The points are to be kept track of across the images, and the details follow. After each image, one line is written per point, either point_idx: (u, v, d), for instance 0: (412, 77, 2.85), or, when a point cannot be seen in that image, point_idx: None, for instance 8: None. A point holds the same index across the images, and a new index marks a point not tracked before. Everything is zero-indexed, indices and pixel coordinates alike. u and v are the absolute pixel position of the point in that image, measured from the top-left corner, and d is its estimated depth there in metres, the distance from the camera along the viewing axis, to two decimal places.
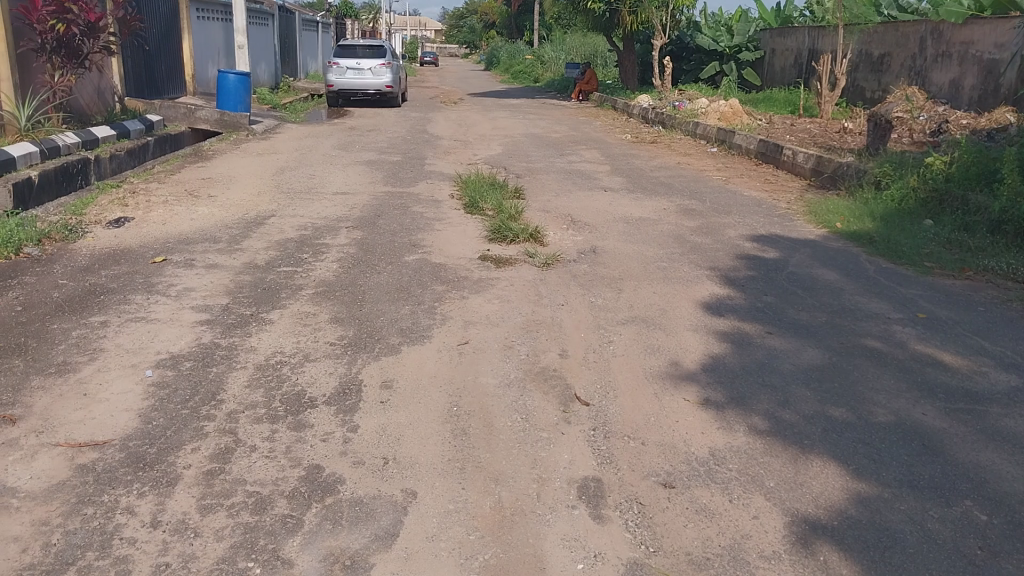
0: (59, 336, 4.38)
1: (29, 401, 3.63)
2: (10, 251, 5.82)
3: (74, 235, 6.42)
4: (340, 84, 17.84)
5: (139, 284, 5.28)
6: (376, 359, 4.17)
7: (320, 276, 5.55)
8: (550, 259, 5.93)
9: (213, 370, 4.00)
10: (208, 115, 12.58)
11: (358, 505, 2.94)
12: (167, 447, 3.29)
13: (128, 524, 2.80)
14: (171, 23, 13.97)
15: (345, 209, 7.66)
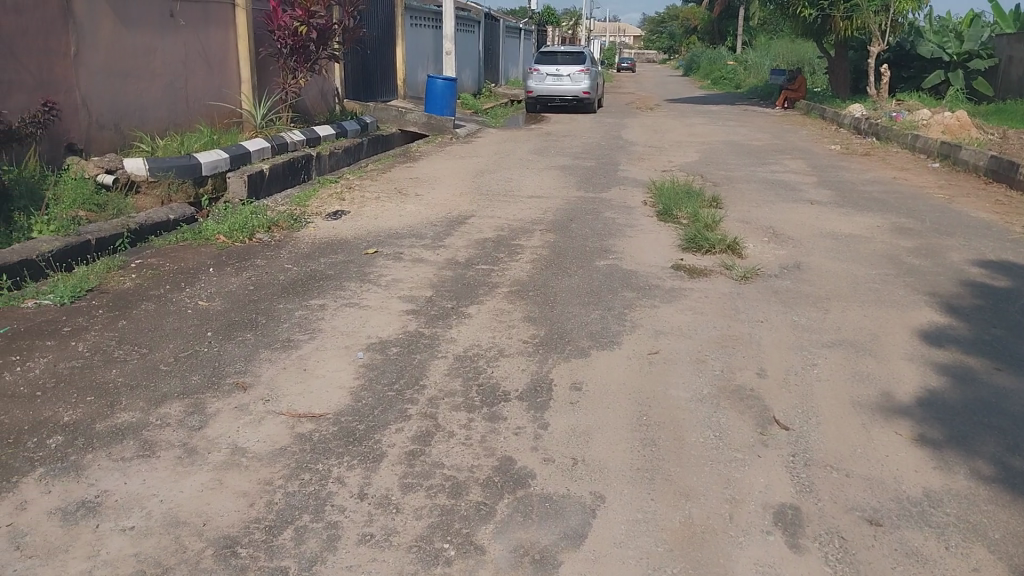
0: (285, 315, 4.82)
1: (259, 371, 4.03)
2: (245, 235, 6.47)
3: (298, 224, 7.02)
4: (540, 89, 18.23)
5: (353, 272, 5.68)
6: (567, 360, 4.23)
7: (515, 275, 5.71)
8: (750, 272, 5.73)
9: (417, 357, 4.23)
10: (417, 118, 13.28)
11: (548, 502, 2.99)
12: (374, 425, 3.52)
13: (339, 493, 3.03)
14: (388, 31, 14.96)
15: (540, 212, 7.82)
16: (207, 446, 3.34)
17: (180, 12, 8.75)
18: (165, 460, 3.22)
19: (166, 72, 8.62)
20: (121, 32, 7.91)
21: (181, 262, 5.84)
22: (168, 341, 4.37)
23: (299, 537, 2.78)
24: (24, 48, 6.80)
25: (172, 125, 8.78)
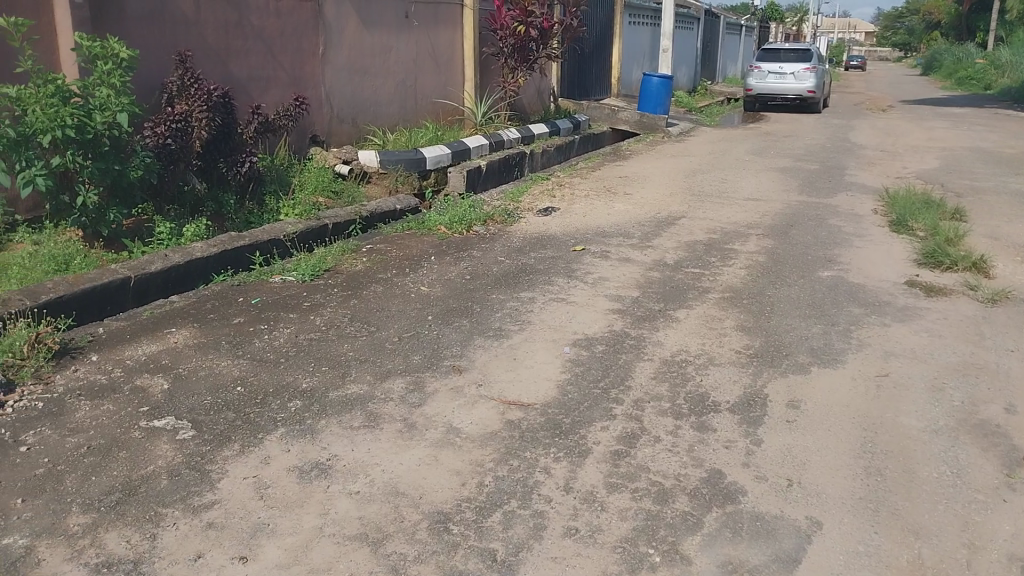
0: (497, 305, 4.99)
1: (471, 357, 4.21)
2: (463, 227, 6.78)
3: (511, 219, 7.23)
4: (760, 88, 17.39)
5: (562, 268, 5.77)
6: (783, 375, 4.02)
7: (728, 281, 5.52)
8: (998, 294, 5.14)
9: (624, 357, 4.21)
10: (629, 117, 13.22)
11: (759, 521, 2.86)
12: (580, 420, 3.56)
13: (546, 483, 3.09)
14: (606, 29, 15.01)
15: (756, 216, 7.50)
16: (424, 423, 3.53)
17: (415, 12, 9.31)
18: (387, 432, 3.45)
19: (398, 70, 9.21)
20: (363, 33, 8.55)
21: (406, 249, 6.22)
22: (391, 322, 4.67)
23: (507, 522, 2.86)
24: (281, 47, 7.55)
25: (401, 120, 9.38)
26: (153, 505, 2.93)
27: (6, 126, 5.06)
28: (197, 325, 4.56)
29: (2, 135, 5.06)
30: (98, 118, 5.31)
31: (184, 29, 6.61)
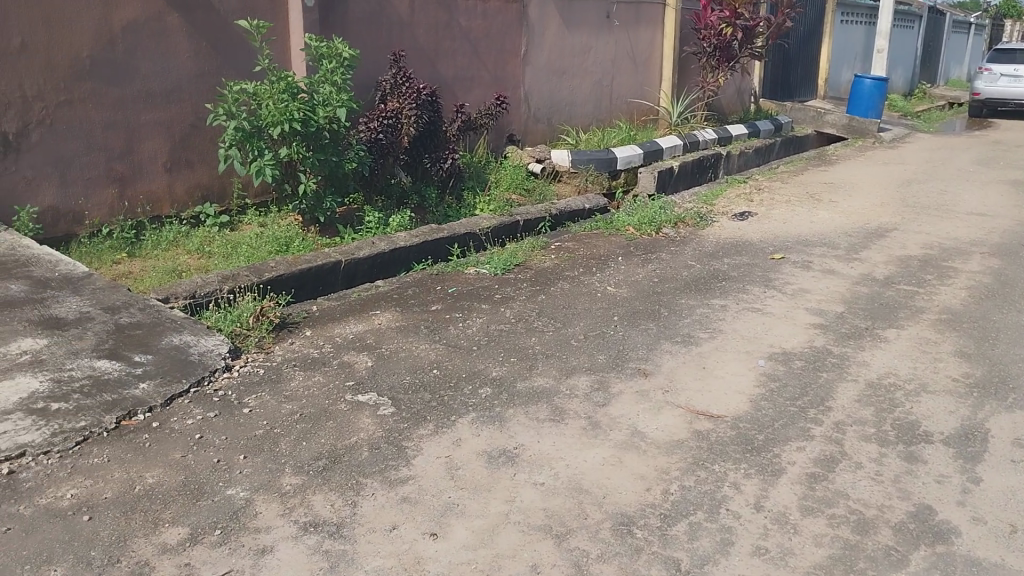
0: (687, 310, 4.88)
1: (660, 361, 4.15)
2: (653, 229, 6.69)
3: (704, 223, 7.04)
4: (989, 92, 15.79)
5: (757, 277, 5.54)
6: (1010, 410, 3.63)
7: (946, 302, 5.06)
8: None
9: (823, 376, 3.98)
10: (836, 120, 12.44)
11: (976, 567, 2.61)
12: (774, 437, 3.40)
13: (734, 498, 2.98)
14: (815, 28, 14.21)
15: (981, 231, 6.82)
16: (610, 423, 3.52)
17: (617, 13, 9.30)
18: (572, 428, 3.48)
19: (597, 70, 9.23)
20: (564, 33, 8.66)
21: (596, 248, 6.24)
22: (579, 320, 4.70)
23: (692, 533, 2.80)
24: (486, 47, 7.80)
25: (596, 120, 9.40)
26: (354, 474, 3.14)
27: (244, 119, 5.62)
28: (398, 309, 4.83)
29: (240, 126, 5.62)
30: (321, 113, 5.76)
31: (399, 30, 7.00)
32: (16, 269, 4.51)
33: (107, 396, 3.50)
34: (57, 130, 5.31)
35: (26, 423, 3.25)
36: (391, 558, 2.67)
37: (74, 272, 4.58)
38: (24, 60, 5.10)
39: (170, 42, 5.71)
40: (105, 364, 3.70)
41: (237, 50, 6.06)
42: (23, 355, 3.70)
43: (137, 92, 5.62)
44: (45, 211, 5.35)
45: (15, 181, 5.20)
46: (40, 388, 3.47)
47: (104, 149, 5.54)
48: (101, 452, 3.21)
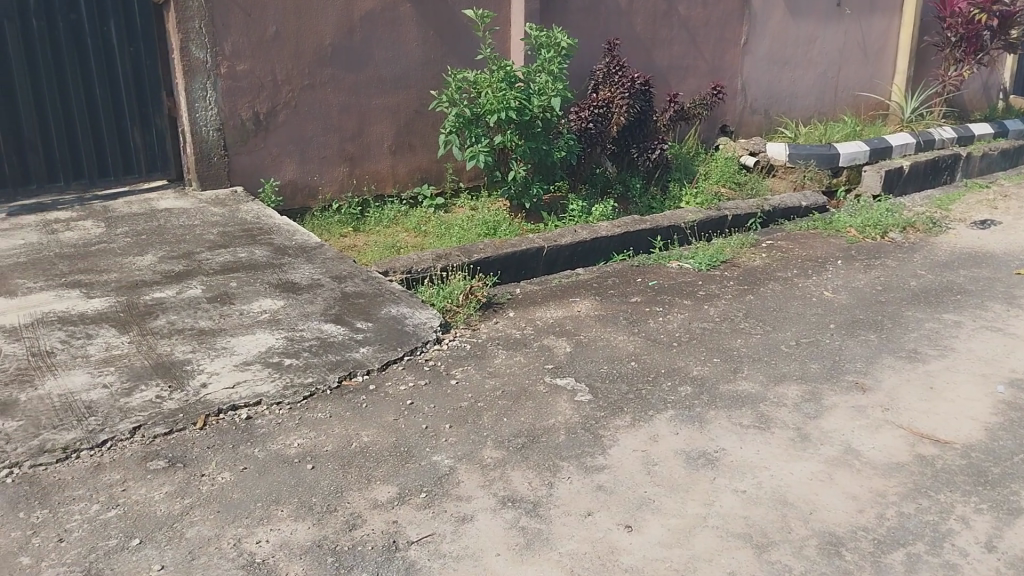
0: (913, 324, 4.49)
1: (880, 376, 3.85)
2: (877, 233, 6.20)
3: (937, 229, 6.42)
4: None
5: (999, 293, 4.99)
6: None
7: None
8: None
9: None
10: None
11: None
12: (1013, 473, 3.06)
13: (962, 534, 2.72)
14: None
15: None
16: (820, 437, 3.32)
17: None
18: (778, 437, 3.32)
19: (821, 61, 8.67)
20: (788, 22, 8.21)
21: (810, 250, 5.89)
22: (790, 324, 4.47)
23: (910, 564, 2.59)
24: (704, 36, 7.58)
25: (817, 114, 8.85)
26: (552, 455, 3.19)
27: (464, 106, 5.85)
28: (600, 298, 4.83)
29: (460, 113, 5.85)
30: (536, 102, 5.87)
31: (617, 19, 6.97)
32: (260, 236, 5.00)
33: (331, 357, 3.79)
34: (300, 112, 5.81)
35: (263, 374, 3.60)
36: (585, 544, 2.69)
37: (307, 243, 5.00)
38: (277, 48, 5.61)
39: (401, 30, 6.05)
40: (331, 328, 4.02)
41: (461, 37, 6.31)
42: (262, 314, 4.11)
43: (370, 78, 6.02)
44: (285, 185, 5.88)
45: (263, 157, 5.75)
46: (275, 345, 3.83)
47: (338, 130, 5.99)
48: (324, 408, 3.49)
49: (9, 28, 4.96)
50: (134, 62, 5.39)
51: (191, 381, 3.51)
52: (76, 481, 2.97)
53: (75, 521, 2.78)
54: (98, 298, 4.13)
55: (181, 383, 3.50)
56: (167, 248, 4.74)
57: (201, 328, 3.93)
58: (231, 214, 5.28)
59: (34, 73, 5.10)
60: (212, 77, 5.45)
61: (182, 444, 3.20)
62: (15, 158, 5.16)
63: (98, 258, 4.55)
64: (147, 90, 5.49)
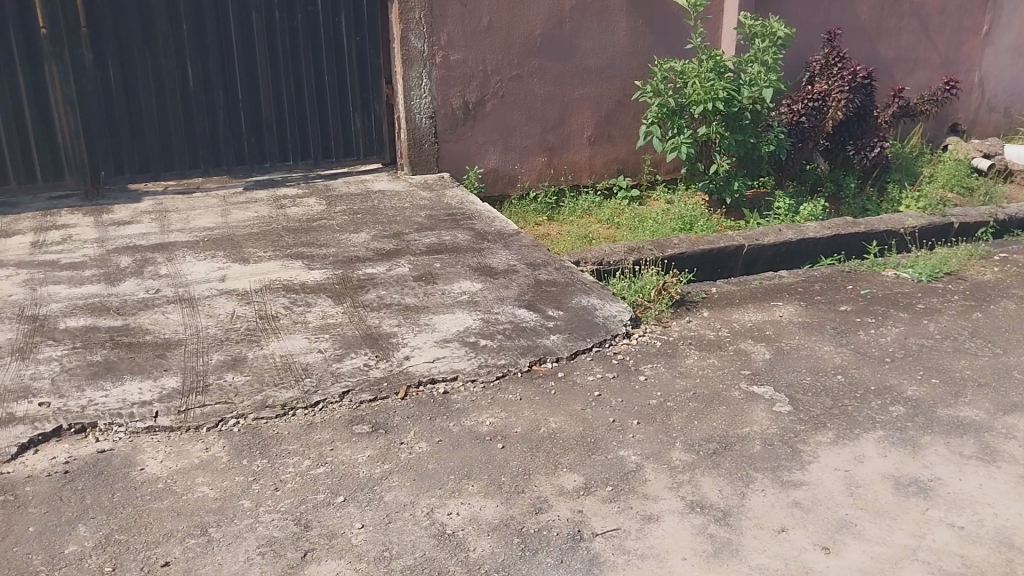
0: None
1: None
2: None
3: None
4: None
5: None
6: None
7: None
8: None
9: None
10: None
11: None
12: None
13: None
14: None
15: None
16: None
17: None
18: (1006, 473, 2.98)
19: None
20: None
21: None
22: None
23: None
24: (939, 26, 6.93)
25: None
26: (745, 465, 3.06)
27: (669, 97, 5.74)
28: (803, 304, 4.57)
29: (664, 104, 5.75)
30: (745, 93, 5.65)
31: (839, 7, 6.53)
32: (462, 221, 5.20)
33: (524, 342, 3.87)
34: (507, 101, 5.95)
35: (460, 352, 3.75)
36: (777, 560, 2.57)
37: (506, 229, 5.12)
38: (489, 38, 5.77)
39: (610, 20, 6.03)
40: (525, 313, 4.10)
41: (670, 27, 6.20)
42: (462, 295, 4.27)
43: (576, 68, 6.06)
44: (488, 172, 6.06)
45: (469, 145, 5.97)
46: (473, 326, 3.97)
47: (542, 120, 6.09)
48: (516, 390, 3.57)
49: (256, 19, 5.37)
50: (360, 51, 5.71)
51: (395, 353, 3.73)
52: (292, 437, 3.24)
53: (289, 473, 3.03)
54: (318, 270, 4.47)
55: (387, 354, 3.72)
56: (378, 228, 5.04)
57: (406, 305, 4.15)
58: (436, 198, 5.53)
59: (274, 60, 5.50)
60: (428, 66, 5.69)
61: (385, 411, 3.40)
62: (254, 138, 5.61)
63: (319, 234, 4.92)
64: (369, 80, 5.81)
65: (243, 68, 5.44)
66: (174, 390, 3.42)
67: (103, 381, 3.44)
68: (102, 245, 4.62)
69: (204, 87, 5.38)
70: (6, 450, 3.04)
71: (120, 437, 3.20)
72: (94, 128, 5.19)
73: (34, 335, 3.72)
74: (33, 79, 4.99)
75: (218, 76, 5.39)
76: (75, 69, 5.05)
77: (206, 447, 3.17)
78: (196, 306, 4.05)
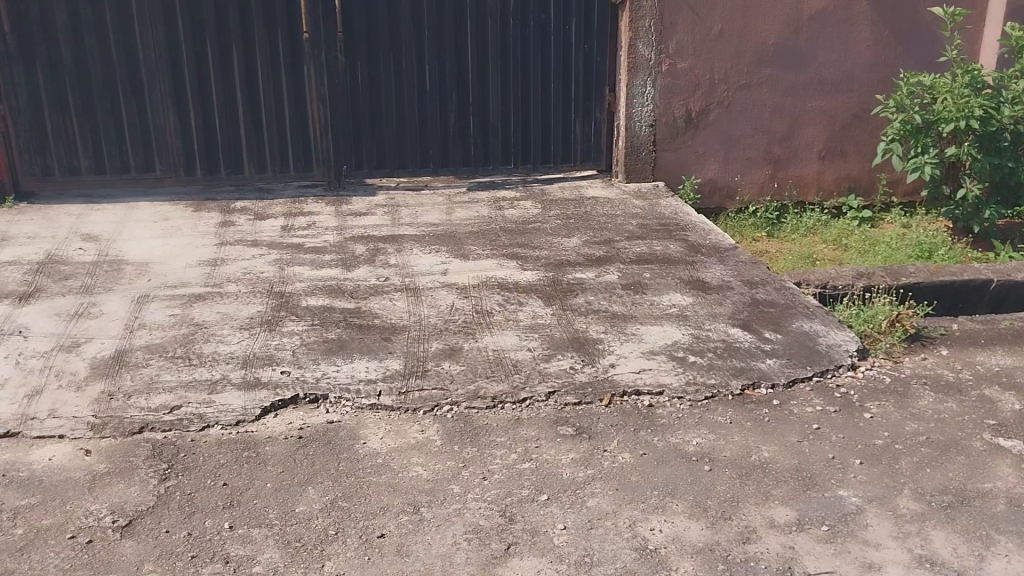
0: None
1: None
2: None
3: None
4: None
5: None
6: None
7: None
8: None
9: None
10: None
11: None
12: None
13: None
14: None
15: None
16: None
17: None
18: None
19: None
20: None
21: None
22: None
23: None
24: None
25: None
26: (986, 525, 2.78)
27: (913, 114, 5.30)
28: None
29: (907, 121, 5.32)
30: (1006, 112, 5.11)
31: None
32: (677, 232, 5.11)
33: (736, 363, 3.73)
34: (732, 112, 5.83)
35: (667, 366, 3.68)
36: None
37: (722, 243, 4.97)
38: (720, 47, 5.67)
39: (853, 30, 5.75)
40: (739, 333, 3.96)
41: (921, 39, 5.83)
42: (673, 308, 4.19)
43: (810, 79, 5.82)
44: (706, 184, 5.95)
45: (688, 155, 5.89)
46: (683, 340, 3.89)
47: (768, 133, 5.90)
48: (725, 412, 3.45)
49: (491, 27, 5.60)
50: (587, 59, 5.78)
51: (602, 359, 3.73)
52: (500, 430, 3.33)
53: (496, 465, 3.13)
54: (531, 270, 4.58)
55: (593, 359, 3.73)
56: (592, 233, 5.08)
57: (615, 312, 4.15)
58: (651, 208, 5.48)
59: (505, 67, 5.71)
60: (654, 74, 5.69)
61: (590, 416, 3.41)
62: (480, 141, 5.85)
63: (534, 235, 5.04)
64: (594, 87, 5.86)
65: (476, 73, 5.69)
66: (396, 371, 3.64)
67: (336, 358, 3.73)
68: (340, 233, 5.02)
69: (439, 90, 5.69)
70: (252, 411, 3.39)
71: (347, 411, 3.45)
72: (340, 125, 5.65)
73: (281, 309, 4.12)
74: (294, 79, 5.51)
75: (452, 80, 5.68)
76: (329, 70, 5.53)
77: (421, 429, 3.34)
78: (419, 296, 4.29)
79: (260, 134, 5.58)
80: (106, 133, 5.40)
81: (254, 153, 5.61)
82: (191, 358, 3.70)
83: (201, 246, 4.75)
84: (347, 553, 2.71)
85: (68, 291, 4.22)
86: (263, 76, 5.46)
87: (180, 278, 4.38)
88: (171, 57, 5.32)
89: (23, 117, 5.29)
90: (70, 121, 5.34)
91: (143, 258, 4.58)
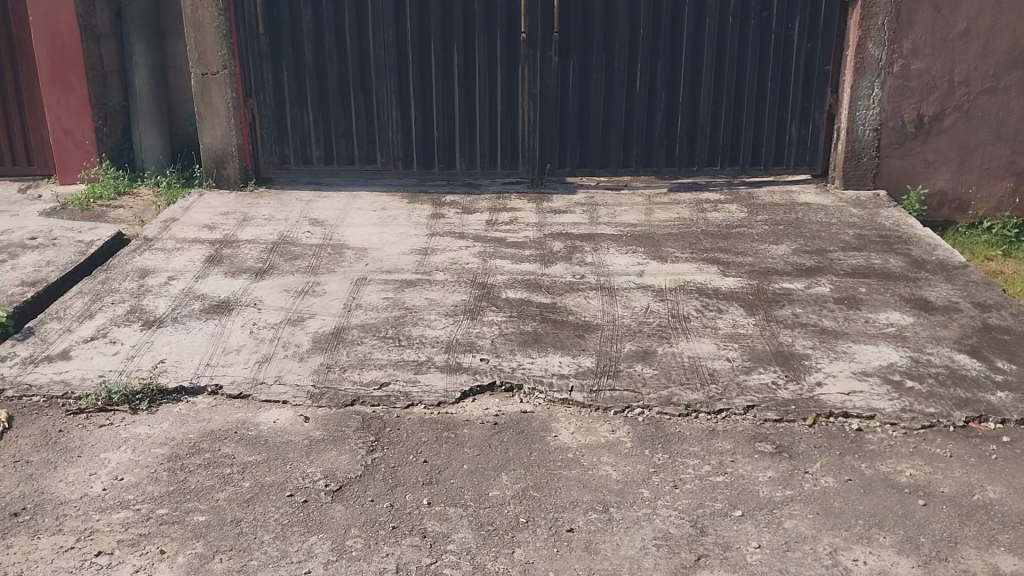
0: None
1: None
2: None
3: None
4: None
5: None
6: None
7: None
8: None
9: None
10: None
11: None
12: None
13: None
14: None
15: None
16: None
17: None
18: None
19: None
20: None
21: None
22: None
23: None
24: None
25: None
26: None
27: None
28: None
29: None
30: None
31: None
32: (897, 245, 4.75)
33: (961, 393, 3.40)
34: (972, 117, 5.41)
35: (881, 390, 3.43)
36: None
37: (951, 259, 4.55)
38: (964, 46, 5.26)
39: None
40: (966, 360, 3.61)
41: None
42: (889, 326, 3.90)
43: None
44: (934, 195, 5.56)
45: (916, 163, 5.50)
46: (899, 363, 3.61)
47: (1014, 140, 5.46)
48: (945, 445, 3.16)
49: (708, 25, 5.47)
50: (808, 58, 5.53)
51: (807, 376, 3.54)
52: (693, 438, 3.26)
53: (688, 474, 3.07)
54: (733, 277, 4.43)
55: (797, 375, 3.55)
56: (801, 242, 4.83)
57: (824, 327, 3.92)
58: (869, 218, 5.13)
59: (719, 67, 5.57)
60: (883, 75, 5.33)
61: (791, 435, 3.25)
62: (685, 141, 5.74)
63: (737, 241, 4.87)
64: (813, 88, 5.59)
65: (689, 73, 5.59)
66: (590, 369, 3.67)
67: (533, 350, 3.82)
68: (541, 229, 5.13)
69: (649, 90, 5.65)
70: (452, 394, 3.55)
71: (540, 402, 3.52)
72: (549, 123, 5.76)
73: (482, 300, 4.27)
74: (508, 77, 5.68)
75: (663, 80, 5.61)
76: (543, 70, 5.65)
77: (612, 429, 3.34)
78: (615, 296, 4.29)
79: (472, 130, 5.81)
80: (337, 127, 5.85)
81: (465, 148, 5.85)
82: (400, 339, 3.94)
83: (413, 235, 5.04)
84: (537, 542, 2.77)
85: (296, 270, 4.63)
86: (480, 76, 5.68)
87: (394, 264, 4.67)
88: (398, 58, 5.67)
89: (267, 110, 5.84)
90: (305, 115, 5.84)
91: (361, 244, 4.93)
